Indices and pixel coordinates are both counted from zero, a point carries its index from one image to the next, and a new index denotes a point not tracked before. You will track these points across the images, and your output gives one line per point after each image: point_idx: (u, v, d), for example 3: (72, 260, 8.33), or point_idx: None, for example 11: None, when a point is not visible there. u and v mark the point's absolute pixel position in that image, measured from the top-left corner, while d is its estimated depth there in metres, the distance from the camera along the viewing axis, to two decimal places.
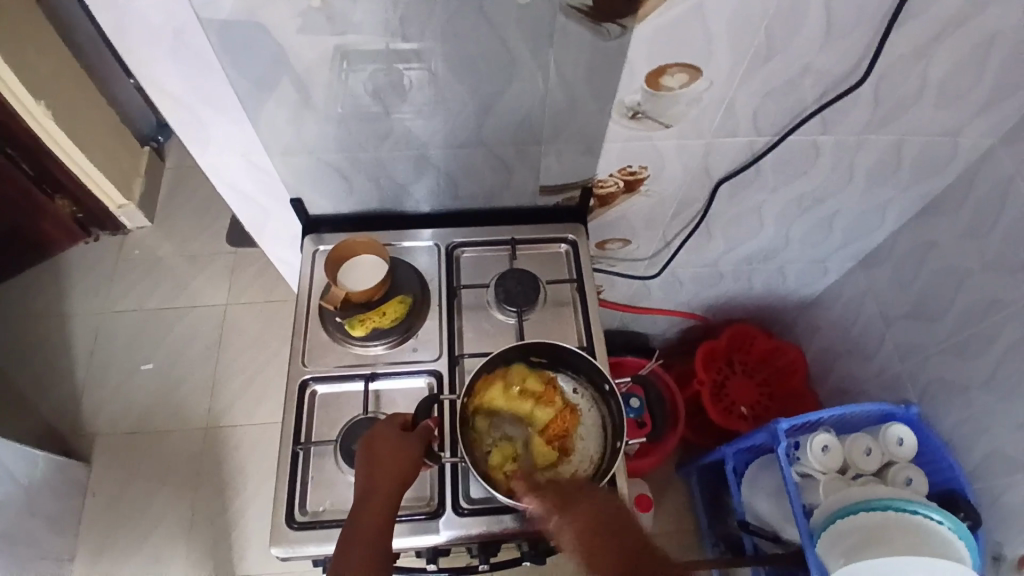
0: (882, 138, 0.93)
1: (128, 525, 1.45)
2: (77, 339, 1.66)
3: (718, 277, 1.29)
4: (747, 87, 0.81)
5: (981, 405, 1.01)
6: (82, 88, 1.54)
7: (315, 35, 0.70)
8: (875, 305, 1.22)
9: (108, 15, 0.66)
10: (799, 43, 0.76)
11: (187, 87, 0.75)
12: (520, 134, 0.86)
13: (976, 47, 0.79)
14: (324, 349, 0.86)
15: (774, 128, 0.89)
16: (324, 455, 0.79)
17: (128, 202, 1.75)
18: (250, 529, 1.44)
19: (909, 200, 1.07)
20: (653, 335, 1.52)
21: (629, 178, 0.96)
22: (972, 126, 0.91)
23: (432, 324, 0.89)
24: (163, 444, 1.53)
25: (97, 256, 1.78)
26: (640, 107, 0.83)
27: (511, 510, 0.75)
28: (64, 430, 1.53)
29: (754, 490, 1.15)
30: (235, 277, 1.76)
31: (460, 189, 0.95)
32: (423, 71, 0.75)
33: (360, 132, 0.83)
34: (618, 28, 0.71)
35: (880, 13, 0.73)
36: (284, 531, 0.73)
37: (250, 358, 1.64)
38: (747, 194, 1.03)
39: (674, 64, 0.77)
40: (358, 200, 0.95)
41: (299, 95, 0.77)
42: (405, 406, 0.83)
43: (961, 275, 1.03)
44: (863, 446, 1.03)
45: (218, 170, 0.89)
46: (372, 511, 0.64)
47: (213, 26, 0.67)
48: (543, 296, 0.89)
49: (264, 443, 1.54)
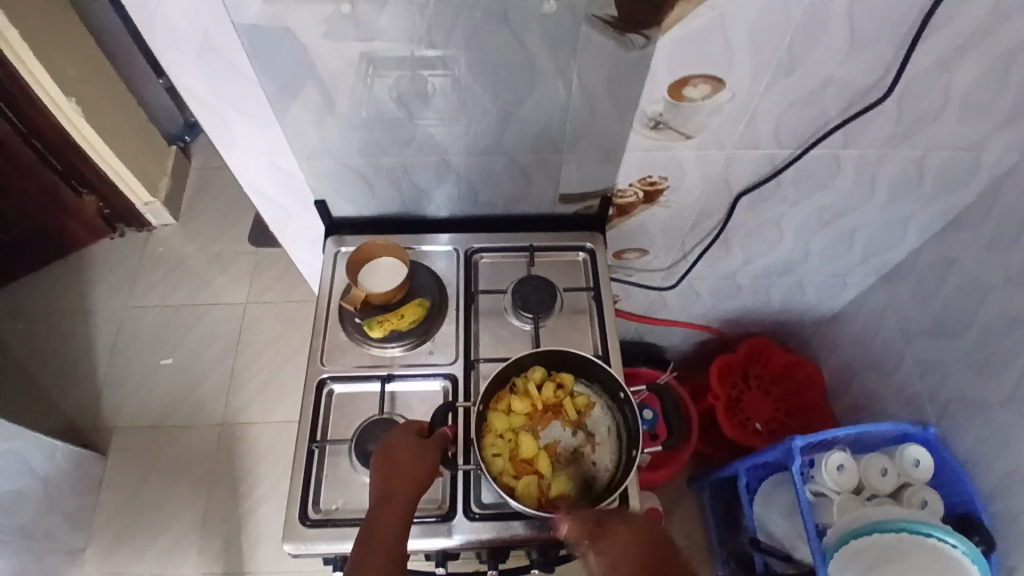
0: (905, 153, 0.93)
1: (141, 518, 1.47)
2: (99, 334, 1.69)
3: (734, 290, 1.29)
4: (768, 100, 0.81)
5: (1001, 428, 0.99)
6: (111, 85, 1.58)
7: (346, 40, 0.72)
8: (895, 322, 1.21)
9: (141, 16, 0.68)
10: (821, 57, 0.76)
11: (217, 89, 0.77)
12: (540, 142, 0.87)
13: (1001, 62, 0.78)
14: (342, 349, 0.87)
15: (796, 141, 0.89)
16: (339, 453, 0.80)
17: (154, 200, 1.79)
18: (263, 525, 1.46)
19: (932, 216, 1.06)
20: (668, 346, 1.51)
21: (648, 187, 0.97)
22: (995, 143, 0.90)
23: (449, 327, 0.89)
24: (180, 440, 1.55)
25: (121, 253, 1.82)
26: (661, 117, 0.83)
27: (522, 516, 0.76)
28: (83, 423, 1.56)
29: (768, 506, 1.14)
30: (256, 277, 1.78)
31: (479, 195, 0.96)
32: (448, 78, 0.77)
33: (383, 136, 0.85)
34: (643, 38, 0.71)
35: (903, 27, 0.73)
36: (297, 528, 0.74)
37: (267, 357, 1.66)
38: (767, 207, 1.03)
39: (696, 75, 0.77)
40: (379, 204, 0.97)
41: (325, 98, 0.79)
42: (419, 409, 0.84)
43: (983, 293, 1.02)
44: (878, 467, 1.02)
45: (245, 174, 0.91)
46: (397, 501, 0.66)
47: (245, 30, 0.69)
48: (559, 303, 0.90)
49: (278, 442, 1.55)
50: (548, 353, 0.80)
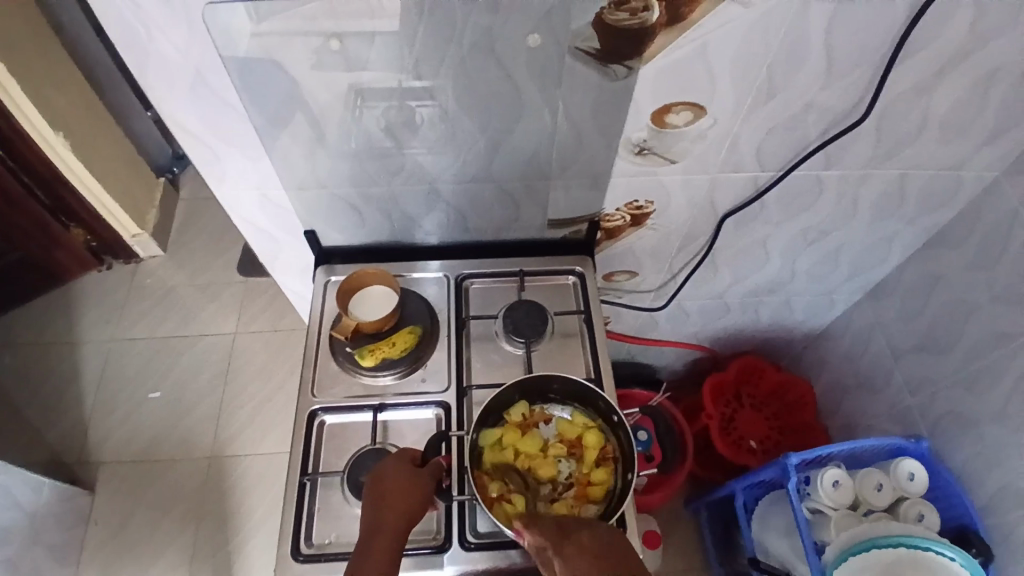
0: (886, 172, 0.94)
1: (128, 554, 1.44)
2: (85, 367, 1.67)
3: (724, 309, 1.30)
4: (750, 125, 0.83)
5: (992, 441, 1.00)
6: (97, 116, 1.58)
7: (333, 74, 0.72)
8: (883, 338, 1.22)
9: (132, 51, 0.69)
10: (800, 83, 0.78)
11: (206, 123, 0.78)
12: (528, 168, 0.88)
13: (975, 84, 0.80)
14: (332, 379, 0.87)
15: (778, 163, 0.91)
16: (331, 486, 0.79)
17: (142, 231, 1.78)
18: (253, 559, 1.43)
19: (915, 233, 1.08)
20: (660, 367, 1.51)
21: (636, 212, 0.98)
22: (973, 161, 0.93)
23: (440, 355, 0.89)
24: (169, 473, 1.53)
25: (109, 285, 1.81)
26: (646, 143, 0.85)
27: (517, 545, 0.75)
28: (69, 457, 1.54)
29: (765, 526, 1.13)
30: (245, 306, 1.78)
31: (468, 222, 0.96)
32: (435, 108, 0.78)
33: (372, 166, 0.86)
34: (625, 69, 0.73)
35: (880, 51, 0.75)
36: (289, 563, 0.73)
37: (257, 388, 1.65)
38: (752, 227, 1.04)
39: (679, 102, 0.79)
40: (369, 232, 0.97)
41: (314, 130, 0.79)
42: (412, 438, 0.83)
43: (968, 308, 1.03)
44: (874, 482, 1.01)
45: (235, 206, 0.92)
46: (391, 507, 0.67)
47: (234, 64, 0.70)
48: (551, 328, 0.90)
49: (268, 474, 1.53)
50: (532, 380, 0.79)
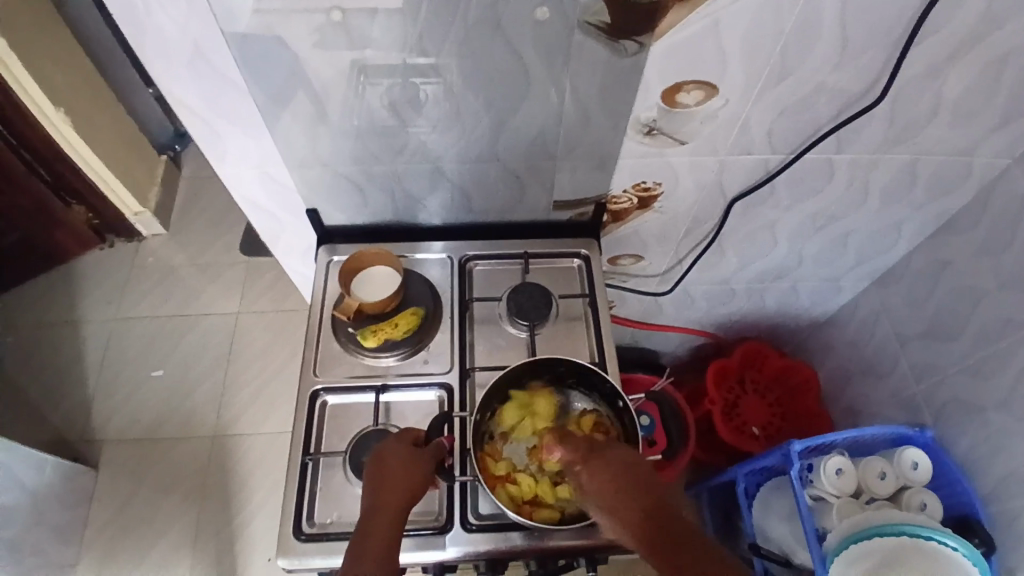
0: (897, 157, 0.93)
1: (132, 531, 1.45)
2: (88, 345, 1.67)
3: (729, 294, 1.29)
4: (761, 107, 0.81)
5: (997, 430, 0.99)
6: (97, 93, 1.56)
7: (335, 50, 0.71)
8: (890, 326, 1.21)
9: (131, 24, 0.68)
10: (813, 63, 0.76)
11: (207, 101, 0.76)
12: (534, 148, 0.87)
13: (992, 67, 0.78)
14: (334, 359, 0.86)
15: (789, 147, 0.89)
16: (332, 466, 0.79)
17: (144, 210, 1.77)
18: (255, 537, 1.44)
19: (925, 220, 1.07)
20: (664, 352, 1.51)
21: (643, 194, 0.97)
22: (987, 146, 0.91)
23: (443, 336, 0.89)
24: (171, 452, 1.53)
25: (111, 264, 1.80)
26: (654, 123, 0.83)
27: (520, 527, 0.75)
28: (72, 435, 1.54)
29: (767, 511, 1.13)
30: (248, 286, 1.77)
31: (472, 203, 0.95)
32: (440, 86, 0.76)
33: (375, 145, 0.84)
34: (635, 45, 0.71)
35: (897, 31, 0.73)
36: (290, 543, 0.73)
37: (259, 368, 1.65)
38: (761, 212, 1.02)
39: (689, 81, 0.77)
40: (372, 211, 0.96)
41: (316, 108, 0.78)
42: (414, 419, 0.83)
43: (977, 297, 1.02)
44: (877, 470, 1.01)
45: (237, 185, 0.91)
46: (392, 488, 0.67)
47: (235, 40, 0.68)
48: (555, 310, 0.89)
49: (269, 454, 1.54)
50: (536, 363, 0.78)
